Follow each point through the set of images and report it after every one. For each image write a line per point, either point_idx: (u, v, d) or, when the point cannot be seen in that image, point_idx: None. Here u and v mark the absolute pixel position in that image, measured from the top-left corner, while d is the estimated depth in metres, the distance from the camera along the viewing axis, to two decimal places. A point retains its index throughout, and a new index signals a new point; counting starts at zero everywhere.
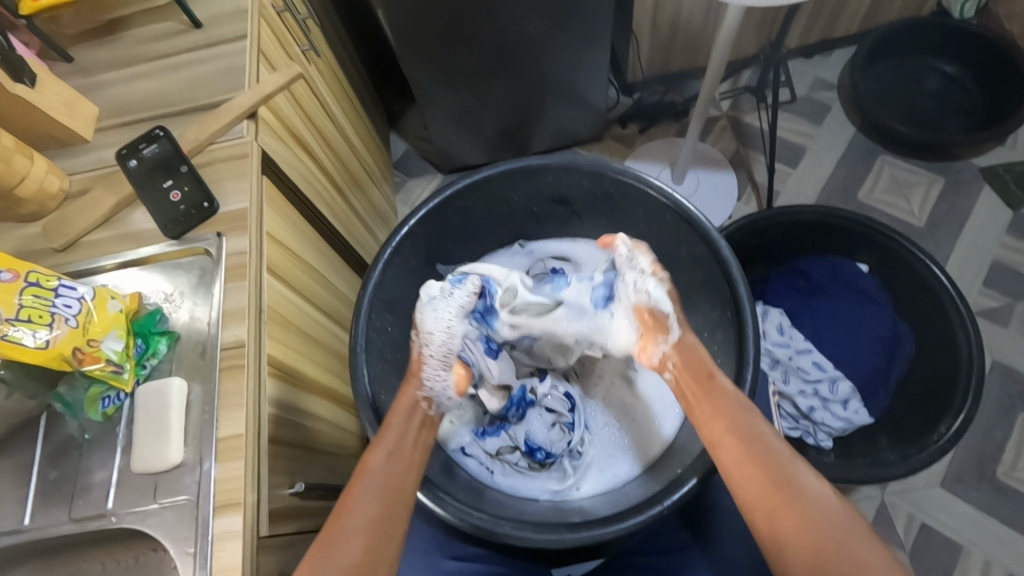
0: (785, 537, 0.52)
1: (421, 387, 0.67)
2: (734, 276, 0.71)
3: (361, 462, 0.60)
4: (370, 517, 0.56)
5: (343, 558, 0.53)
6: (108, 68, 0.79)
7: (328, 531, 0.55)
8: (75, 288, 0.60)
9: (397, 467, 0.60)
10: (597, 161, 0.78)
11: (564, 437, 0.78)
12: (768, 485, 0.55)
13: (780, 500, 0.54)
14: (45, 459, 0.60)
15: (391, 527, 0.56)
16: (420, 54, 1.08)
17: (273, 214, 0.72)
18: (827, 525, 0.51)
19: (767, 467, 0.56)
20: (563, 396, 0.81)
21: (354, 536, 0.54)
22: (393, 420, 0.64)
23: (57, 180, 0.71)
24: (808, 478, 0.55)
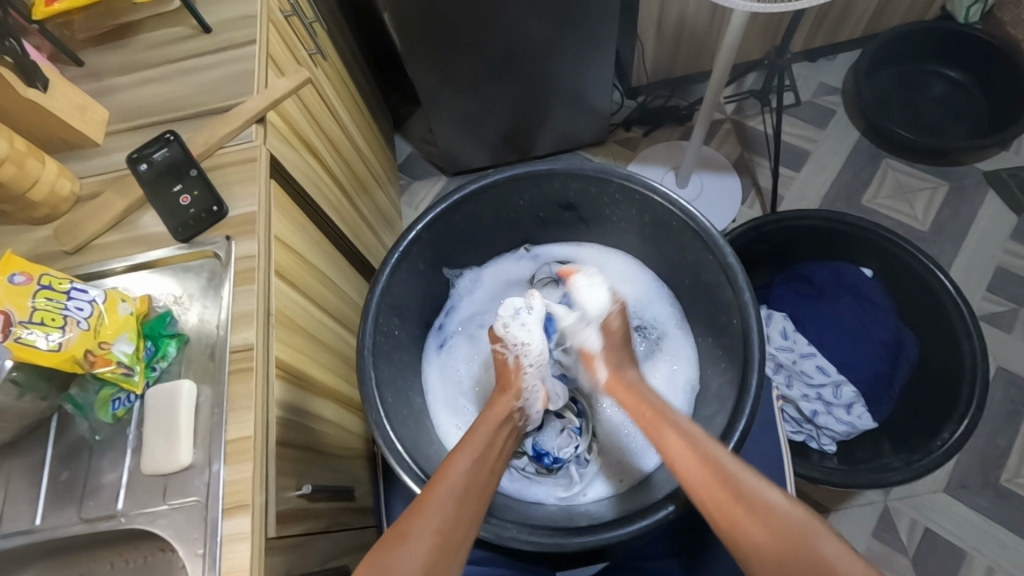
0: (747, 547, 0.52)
1: (517, 399, 0.71)
2: (740, 283, 0.72)
3: (443, 463, 0.61)
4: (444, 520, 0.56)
5: (416, 552, 0.53)
6: (119, 72, 0.80)
7: (402, 526, 0.55)
8: (87, 291, 0.60)
9: (482, 469, 0.61)
10: (604, 168, 0.78)
11: (571, 442, 0.79)
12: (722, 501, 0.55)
13: (738, 510, 0.54)
14: (57, 460, 0.61)
15: (464, 530, 0.56)
16: (426, 59, 1.09)
17: (281, 218, 0.72)
18: (791, 535, 0.51)
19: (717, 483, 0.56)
20: (571, 403, 0.83)
21: (428, 531, 0.54)
22: (481, 427, 0.66)
23: (68, 184, 0.72)
24: (761, 485, 0.56)
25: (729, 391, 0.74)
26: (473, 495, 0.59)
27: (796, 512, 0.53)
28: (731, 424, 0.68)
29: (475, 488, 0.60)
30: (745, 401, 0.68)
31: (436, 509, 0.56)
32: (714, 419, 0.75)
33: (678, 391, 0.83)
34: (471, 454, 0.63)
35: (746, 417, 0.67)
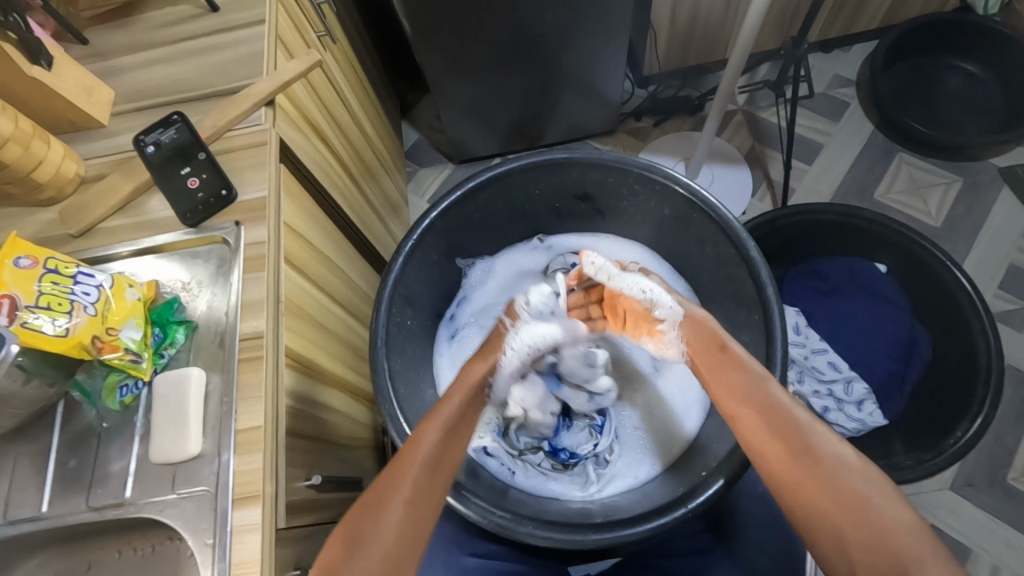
0: (812, 510, 0.56)
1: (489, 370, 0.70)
2: (763, 277, 0.71)
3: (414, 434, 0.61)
4: (397, 528, 0.54)
5: (388, 525, 0.53)
6: (126, 52, 0.78)
7: (367, 499, 0.55)
8: (94, 276, 0.59)
9: (447, 448, 0.60)
10: (622, 158, 0.77)
11: (590, 440, 0.80)
12: (783, 448, 0.59)
13: (809, 477, 0.56)
14: (64, 447, 0.60)
15: (418, 532, 0.54)
16: (438, 43, 1.06)
17: (290, 203, 0.71)
18: (849, 486, 0.55)
19: (778, 433, 0.59)
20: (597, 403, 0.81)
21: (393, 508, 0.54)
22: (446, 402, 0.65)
23: (74, 166, 0.70)
24: (828, 439, 0.58)
25: None
26: (440, 471, 0.59)
27: (860, 473, 0.56)
28: None
29: (445, 459, 0.60)
30: None
31: (394, 507, 0.54)
32: None
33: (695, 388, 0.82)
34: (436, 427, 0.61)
35: None
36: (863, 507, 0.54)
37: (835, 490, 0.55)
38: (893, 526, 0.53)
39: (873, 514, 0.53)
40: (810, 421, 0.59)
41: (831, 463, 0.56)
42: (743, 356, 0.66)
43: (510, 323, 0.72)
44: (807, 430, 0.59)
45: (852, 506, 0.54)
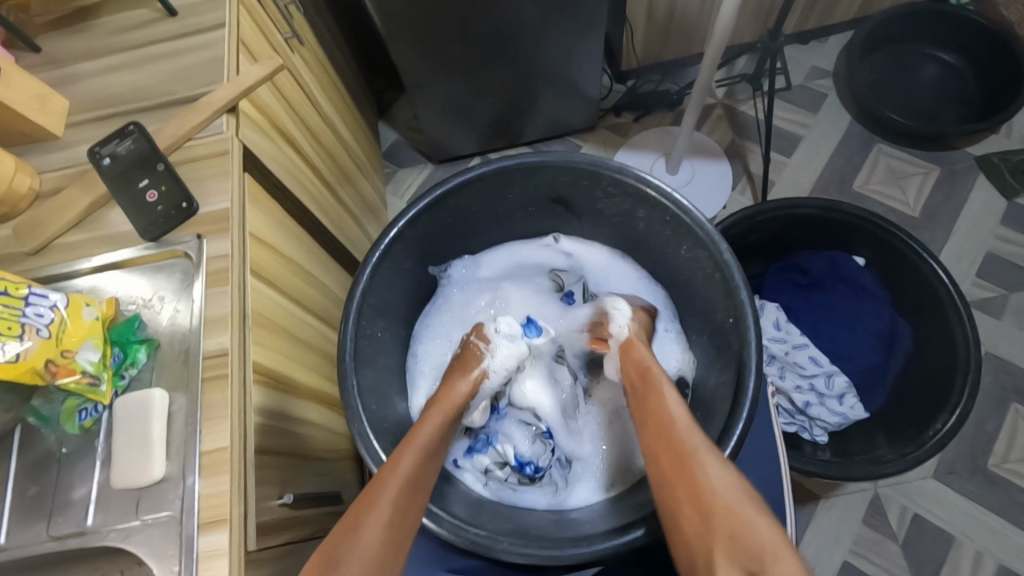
0: (694, 539, 0.58)
1: (468, 392, 0.72)
2: (737, 282, 0.70)
3: (392, 458, 0.62)
4: (381, 537, 0.56)
5: (369, 533, 0.56)
6: (80, 59, 0.75)
7: (350, 516, 0.58)
8: (47, 296, 0.57)
9: (421, 464, 0.63)
10: (594, 160, 0.75)
11: (546, 449, 0.77)
12: (680, 479, 0.61)
13: (687, 502, 0.59)
14: (23, 475, 0.57)
15: (399, 548, 0.57)
16: (410, 42, 1.04)
17: (256, 213, 0.69)
18: (716, 505, 0.58)
19: (680, 468, 0.62)
20: (534, 407, 0.81)
21: (374, 519, 0.57)
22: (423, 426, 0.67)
23: (28, 180, 0.67)
24: (711, 466, 0.61)
25: (725, 392, 0.72)
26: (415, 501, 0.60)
27: (736, 497, 0.58)
28: (727, 428, 0.67)
29: (418, 478, 0.62)
30: (741, 404, 0.67)
31: (375, 518, 0.57)
32: (712, 419, 0.73)
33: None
34: (413, 447, 0.64)
35: (743, 421, 0.66)
36: (733, 528, 0.56)
37: (713, 509, 0.58)
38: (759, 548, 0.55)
39: (742, 531, 0.56)
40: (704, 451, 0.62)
41: (710, 483, 0.59)
42: (666, 382, 0.69)
43: (482, 343, 0.77)
44: (698, 459, 0.62)
45: (732, 529, 0.56)
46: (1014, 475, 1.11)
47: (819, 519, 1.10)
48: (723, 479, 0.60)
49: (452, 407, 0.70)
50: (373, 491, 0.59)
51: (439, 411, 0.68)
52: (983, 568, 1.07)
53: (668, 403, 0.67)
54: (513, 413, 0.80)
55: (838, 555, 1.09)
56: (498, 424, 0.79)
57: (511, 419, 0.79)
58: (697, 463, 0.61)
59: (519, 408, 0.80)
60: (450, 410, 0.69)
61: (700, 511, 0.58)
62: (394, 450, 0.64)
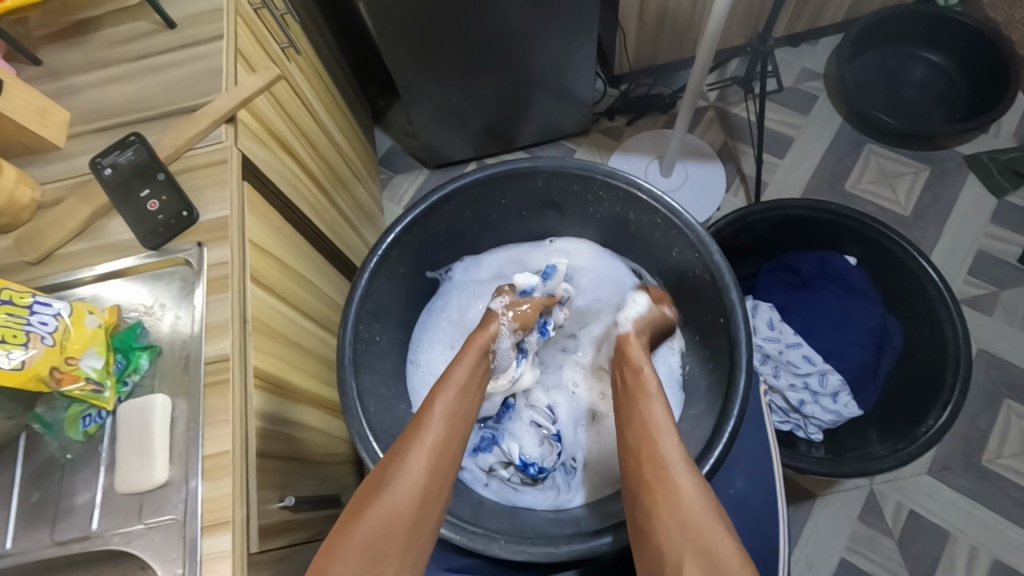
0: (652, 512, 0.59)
1: (491, 340, 0.72)
2: (726, 282, 0.72)
3: (430, 396, 0.66)
4: (423, 476, 0.59)
5: (412, 470, 0.59)
6: (79, 71, 0.76)
7: (394, 454, 0.61)
8: (51, 304, 0.58)
9: (461, 401, 0.66)
10: (586, 165, 0.77)
11: (553, 451, 0.78)
12: (659, 495, 0.60)
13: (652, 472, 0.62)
14: (27, 482, 0.58)
15: (443, 479, 0.61)
16: (405, 49, 1.06)
17: (256, 221, 0.70)
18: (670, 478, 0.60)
19: (659, 480, 0.61)
20: (546, 409, 0.82)
21: (418, 459, 0.60)
22: (462, 359, 0.70)
23: (29, 191, 0.69)
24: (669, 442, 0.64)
25: (717, 391, 0.73)
26: (452, 444, 0.63)
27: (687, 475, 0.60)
28: (719, 426, 0.68)
29: (456, 424, 0.65)
30: (732, 402, 0.68)
31: (419, 457, 0.60)
32: (704, 419, 0.74)
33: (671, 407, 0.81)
34: (450, 390, 0.66)
35: (734, 418, 0.67)
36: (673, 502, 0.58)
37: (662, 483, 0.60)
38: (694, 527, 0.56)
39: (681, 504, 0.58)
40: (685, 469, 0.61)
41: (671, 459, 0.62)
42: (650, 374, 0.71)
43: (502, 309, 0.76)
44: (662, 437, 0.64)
45: (678, 504, 0.58)
46: (1007, 470, 1.13)
47: (815, 517, 1.11)
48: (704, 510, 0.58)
49: (482, 348, 0.71)
50: (414, 434, 0.63)
51: (472, 353, 0.70)
52: (978, 562, 1.08)
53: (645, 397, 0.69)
54: (526, 414, 0.81)
55: (834, 553, 1.10)
56: (509, 424, 0.80)
57: (522, 419, 0.81)
58: (660, 438, 0.64)
59: (530, 408, 0.82)
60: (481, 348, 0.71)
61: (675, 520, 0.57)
62: (429, 392, 0.67)
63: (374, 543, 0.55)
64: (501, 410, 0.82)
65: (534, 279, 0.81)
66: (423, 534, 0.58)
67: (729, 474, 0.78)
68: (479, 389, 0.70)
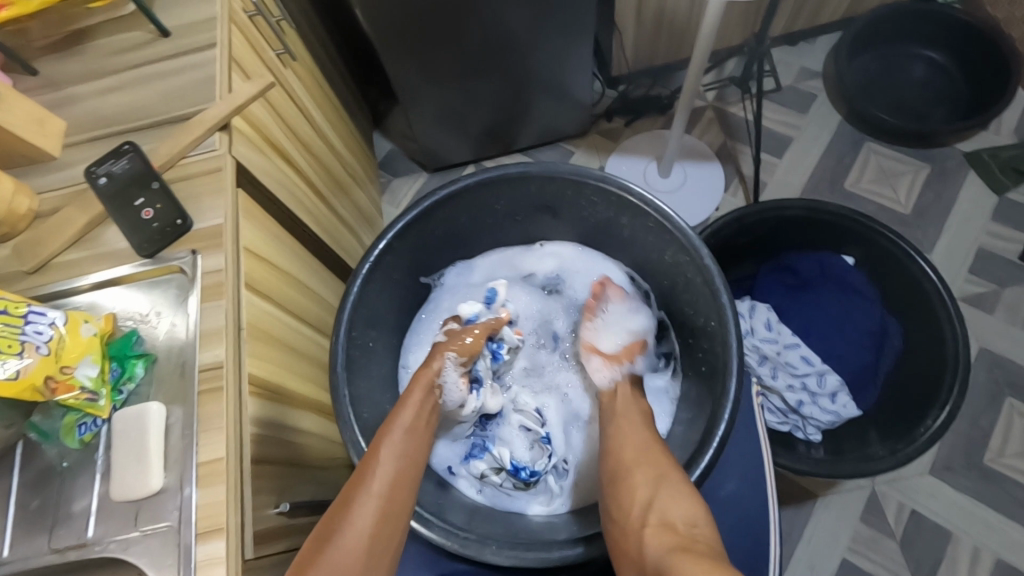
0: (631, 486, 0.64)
1: (436, 375, 0.72)
2: (717, 285, 0.71)
3: (375, 441, 0.65)
4: (373, 522, 0.58)
5: (361, 516, 0.58)
6: (75, 80, 0.76)
7: (339, 505, 0.60)
8: (46, 314, 0.58)
9: (410, 441, 0.66)
10: (576, 169, 0.77)
11: (544, 454, 0.78)
12: (640, 465, 0.65)
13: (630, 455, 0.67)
14: (25, 490, 0.59)
15: (397, 518, 0.60)
16: (401, 53, 1.06)
17: (250, 228, 0.70)
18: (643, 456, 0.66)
19: (642, 453, 0.66)
20: (535, 412, 0.82)
21: (367, 504, 0.59)
22: (407, 403, 0.69)
23: (27, 201, 0.69)
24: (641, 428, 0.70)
25: (709, 395, 0.73)
26: (404, 484, 0.63)
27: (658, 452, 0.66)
28: (711, 430, 0.68)
29: (404, 466, 0.64)
30: (724, 406, 0.68)
31: (368, 503, 0.59)
32: (698, 422, 0.74)
33: (660, 409, 0.82)
34: (395, 434, 0.66)
35: (726, 421, 0.67)
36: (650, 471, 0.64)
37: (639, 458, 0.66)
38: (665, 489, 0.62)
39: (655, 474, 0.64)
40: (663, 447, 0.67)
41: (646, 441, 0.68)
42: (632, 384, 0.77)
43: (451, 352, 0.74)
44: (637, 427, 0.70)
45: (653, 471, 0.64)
46: (1011, 469, 1.12)
47: (816, 519, 1.11)
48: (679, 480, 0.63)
49: (426, 389, 0.71)
50: (359, 481, 0.61)
51: (417, 396, 0.70)
52: (981, 563, 1.07)
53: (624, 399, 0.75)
54: (514, 419, 0.81)
55: (836, 554, 1.09)
56: (496, 429, 0.81)
57: (511, 424, 0.81)
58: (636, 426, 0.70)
59: (519, 413, 0.82)
60: (423, 392, 0.71)
61: (649, 491, 0.62)
62: (376, 436, 0.66)
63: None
64: (488, 417, 0.81)
65: (477, 307, 0.82)
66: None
67: (725, 476, 0.78)
68: (427, 430, 0.70)
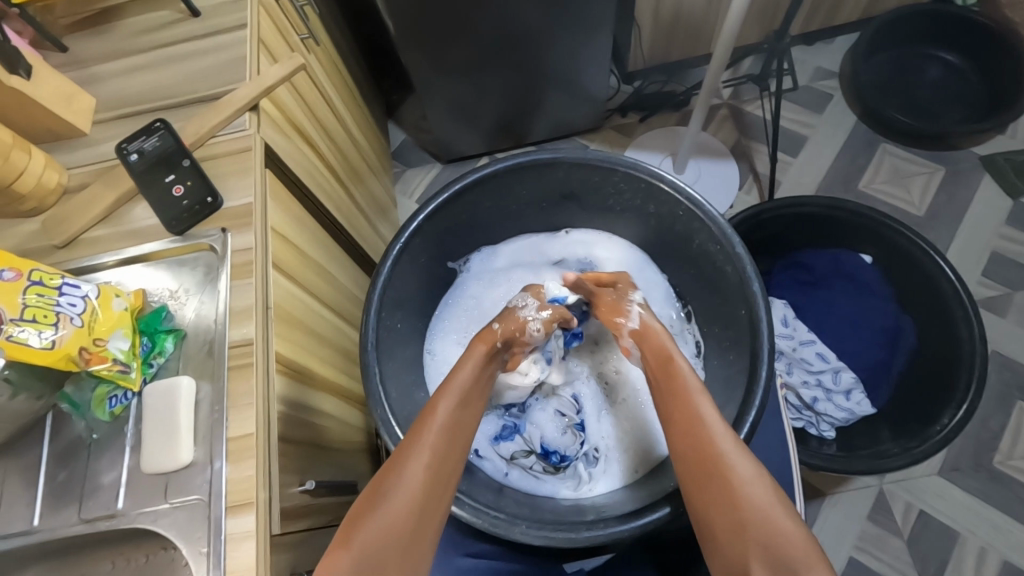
0: (712, 515, 0.57)
1: (496, 337, 0.72)
2: (748, 274, 0.72)
3: (431, 403, 0.65)
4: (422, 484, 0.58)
5: (411, 476, 0.58)
6: (105, 59, 0.77)
7: (393, 461, 0.59)
8: (79, 286, 0.58)
9: (464, 407, 0.65)
10: (608, 157, 0.77)
11: (576, 440, 0.79)
12: (711, 486, 0.58)
13: (705, 475, 0.58)
14: (54, 461, 0.59)
15: (443, 488, 0.59)
16: (422, 43, 1.06)
17: (278, 210, 0.71)
18: (722, 477, 0.57)
19: (711, 475, 0.58)
20: (572, 399, 0.83)
21: (416, 464, 0.59)
22: (463, 365, 0.69)
23: (55, 176, 0.69)
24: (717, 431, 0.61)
25: (735, 385, 0.74)
26: (454, 451, 0.61)
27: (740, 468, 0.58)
28: (739, 417, 0.68)
29: (458, 427, 0.63)
30: (754, 393, 0.68)
31: (417, 462, 0.59)
32: (722, 412, 0.74)
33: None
34: (451, 393, 0.65)
35: (755, 409, 0.67)
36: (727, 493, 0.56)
37: (705, 473, 0.58)
38: (750, 509, 0.55)
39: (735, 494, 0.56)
40: (734, 451, 0.59)
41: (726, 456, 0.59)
42: (685, 368, 0.67)
43: (500, 328, 0.72)
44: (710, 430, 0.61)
45: (732, 497, 0.56)
46: (1019, 472, 1.12)
47: (825, 515, 1.11)
48: (756, 488, 0.56)
49: (488, 348, 0.70)
50: (412, 443, 0.60)
51: (477, 356, 0.69)
52: (988, 563, 1.08)
53: (692, 394, 0.64)
54: (551, 404, 0.82)
55: (844, 551, 1.10)
56: (533, 412, 0.82)
57: (546, 408, 0.82)
58: (705, 428, 0.61)
59: (557, 398, 0.83)
60: (484, 355, 0.70)
61: (736, 525, 0.55)
62: (432, 397, 0.65)
63: (376, 557, 0.53)
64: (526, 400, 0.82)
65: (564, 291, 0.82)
66: (423, 543, 0.55)
67: None
68: (481, 398, 0.68)
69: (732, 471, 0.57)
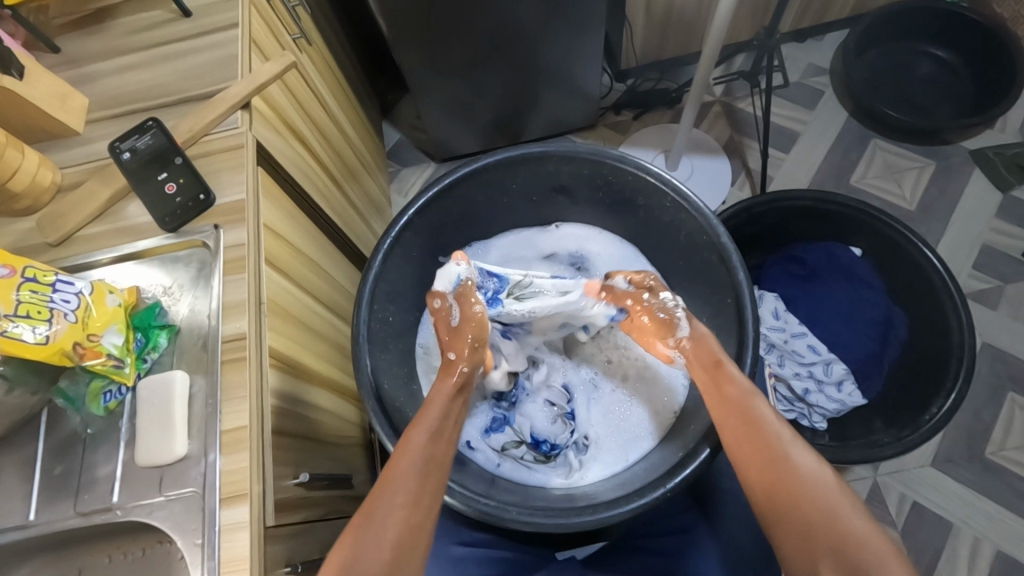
0: (781, 509, 0.58)
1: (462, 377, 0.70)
2: (734, 263, 0.73)
3: (402, 439, 0.64)
4: (398, 525, 0.57)
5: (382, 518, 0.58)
6: (98, 58, 0.77)
7: (370, 500, 0.59)
8: (73, 283, 0.59)
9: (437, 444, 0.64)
10: (597, 150, 0.78)
11: (566, 429, 0.80)
12: (775, 481, 0.59)
13: (768, 471, 0.60)
14: (50, 455, 0.60)
15: (421, 528, 0.59)
16: (415, 42, 1.07)
17: (270, 206, 0.72)
18: (786, 473, 0.59)
19: (773, 470, 0.60)
20: (561, 389, 0.84)
21: (395, 505, 0.58)
22: (434, 400, 0.68)
23: (50, 174, 0.70)
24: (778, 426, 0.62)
25: None
26: (427, 489, 0.61)
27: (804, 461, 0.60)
28: None
29: (434, 463, 0.63)
30: None
31: (390, 506, 0.58)
32: None
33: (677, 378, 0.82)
34: (426, 427, 0.65)
35: None
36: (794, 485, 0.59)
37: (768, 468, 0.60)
38: (820, 499, 0.57)
39: (802, 484, 0.58)
40: (793, 443, 0.61)
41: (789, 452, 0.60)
42: (736, 372, 0.67)
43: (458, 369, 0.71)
44: (768, 427, 0.62)
45: (797, 490, 0.58)
46: (1011, 462, 1.13)
47: None
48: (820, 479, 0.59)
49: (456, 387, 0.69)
50: (387, 484, 0.60)
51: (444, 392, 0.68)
52: (981, 553, 1.09)
53: (749, 395, 0.64)
54: (540, 394, 0.83)
55: None
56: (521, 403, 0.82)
57: (534, 398, 0.82)
58: (767, 425, 0.62)
59: (546, 389, 0.83)
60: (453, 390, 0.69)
61: (807, 518, 0.57)
62: (405, 436, 0.64)
63: None
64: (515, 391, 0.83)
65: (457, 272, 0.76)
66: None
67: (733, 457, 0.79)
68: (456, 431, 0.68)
69: (793, 464, 0.60)
